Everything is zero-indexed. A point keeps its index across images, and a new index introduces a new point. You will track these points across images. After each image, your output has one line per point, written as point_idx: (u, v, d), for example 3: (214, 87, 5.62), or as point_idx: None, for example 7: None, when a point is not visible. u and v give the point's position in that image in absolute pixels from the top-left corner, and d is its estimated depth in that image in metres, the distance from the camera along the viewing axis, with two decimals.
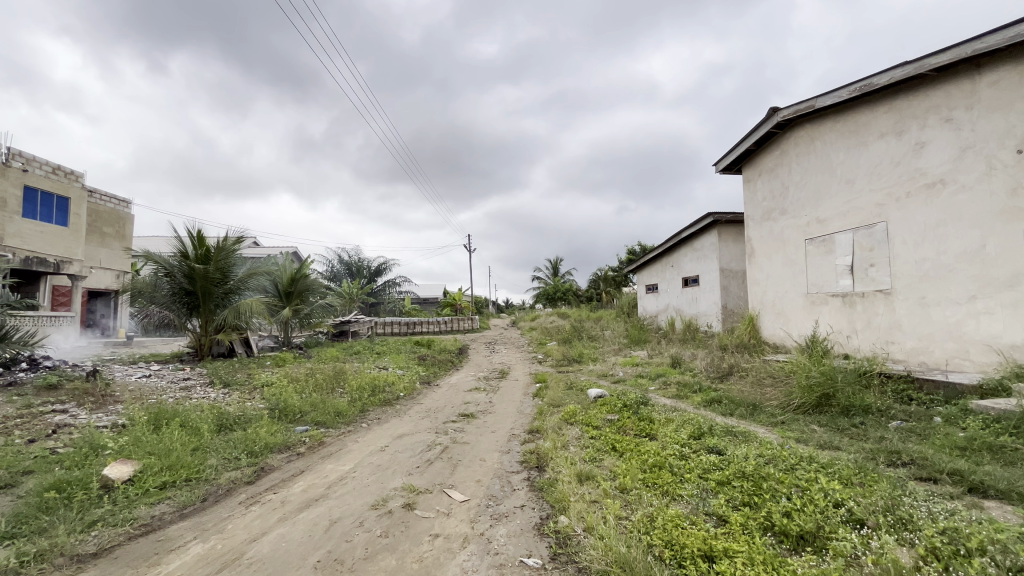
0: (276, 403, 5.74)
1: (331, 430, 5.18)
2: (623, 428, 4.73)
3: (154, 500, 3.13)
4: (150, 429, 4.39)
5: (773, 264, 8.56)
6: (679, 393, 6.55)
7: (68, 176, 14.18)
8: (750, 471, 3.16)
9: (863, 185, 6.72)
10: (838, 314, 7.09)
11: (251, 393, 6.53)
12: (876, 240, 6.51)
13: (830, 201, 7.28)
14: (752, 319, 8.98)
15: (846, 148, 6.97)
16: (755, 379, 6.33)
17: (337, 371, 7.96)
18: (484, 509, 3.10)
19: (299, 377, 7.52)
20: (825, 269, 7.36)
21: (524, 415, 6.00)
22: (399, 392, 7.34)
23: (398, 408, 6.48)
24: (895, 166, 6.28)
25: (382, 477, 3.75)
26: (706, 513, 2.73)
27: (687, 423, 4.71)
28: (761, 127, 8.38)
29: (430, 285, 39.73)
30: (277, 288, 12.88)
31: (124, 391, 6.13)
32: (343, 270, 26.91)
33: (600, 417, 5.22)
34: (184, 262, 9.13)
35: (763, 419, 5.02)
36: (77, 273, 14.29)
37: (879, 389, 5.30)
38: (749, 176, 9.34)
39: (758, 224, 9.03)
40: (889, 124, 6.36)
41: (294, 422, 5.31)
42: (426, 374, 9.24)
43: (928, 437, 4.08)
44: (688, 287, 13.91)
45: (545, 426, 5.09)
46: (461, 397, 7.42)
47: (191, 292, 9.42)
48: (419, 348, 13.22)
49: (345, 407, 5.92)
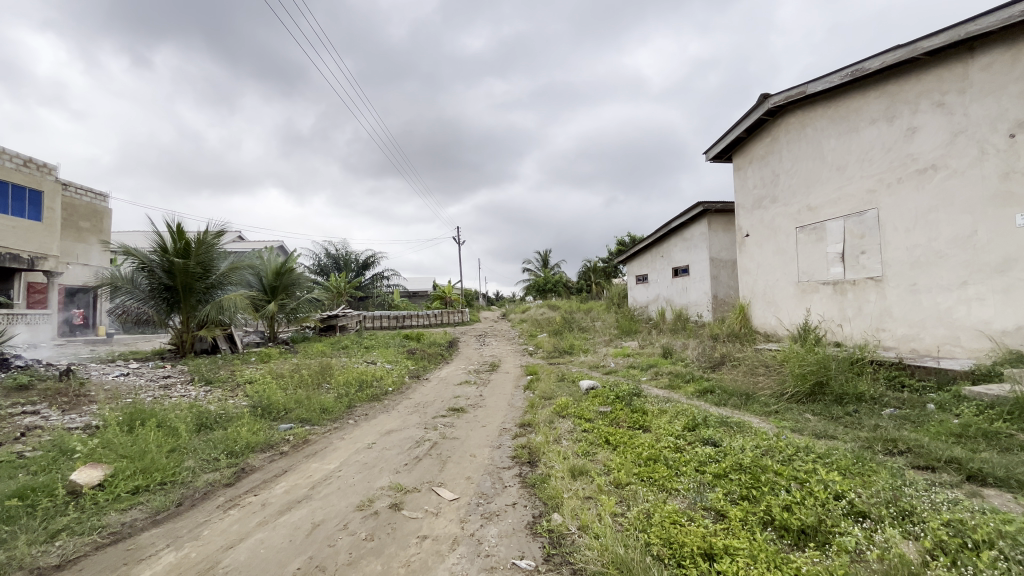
0: (259, 400, 5.56)
1: (317, 428, 5.02)
2: (616, 421, 4.63)
3: (126, 506, 2.97)
4: (124, 430, 4.20)
5: (765, 252, 8.52)
6: (671, 384, 6.50)
7: (40, 169, 13.69)
8: (747, 463, 3.06)
9: (854, 171, 6.67)
10: (829, 301, 7.07)
11: (234, 391, 6.33)
12: (868, 227, 6.48)
13: (822, 188, 7.22)
14: (743, 308, 8.95)
15: (838, 134, 6.90)
16: (748, 368, 6.26)
17: (324, 366, 7.78)
18: (474, 508, 2.99)
19: (284, 373, 7.32)
20: (817, 257, 7.33)
21: (515, 408, 5.89)
22: (388, 387, 7.20)
23: (386, 404, 6.33)
24: (886, 152, 6.22)
25: (369, 475, 3.61)
26: (702, 507, 2.66)
27: (680, 414, 4.63)
28: (752, 114, 8.28)
29: (418, 278, 39.40)
30: (262, 282, 12.62)
31: (100, 390, 5.91)
32: (330, 263, 26.46)
33: (593, 409, 5.14)
34: (163, 256, 8.79)
35: (757, 409, 4.96)
36: (53, 269, 13.88)
37: (871, 376, 5.28)
38: (739, 165, 9.26)
39: (749, 212, 8.98)
40: (881, 110, 6.29)
41: (278, 420, 5.14)
42: (415, 369, 9.10)
43: (923, 425, 4.05)
44: (678, 276, 13.89)
45: (536, 420, 4.99)
46: (451, 391, 7.28)
47: (171, 288, 9.12)
48: (408, 341, 13.07)
49: (331, 403, 5.76)
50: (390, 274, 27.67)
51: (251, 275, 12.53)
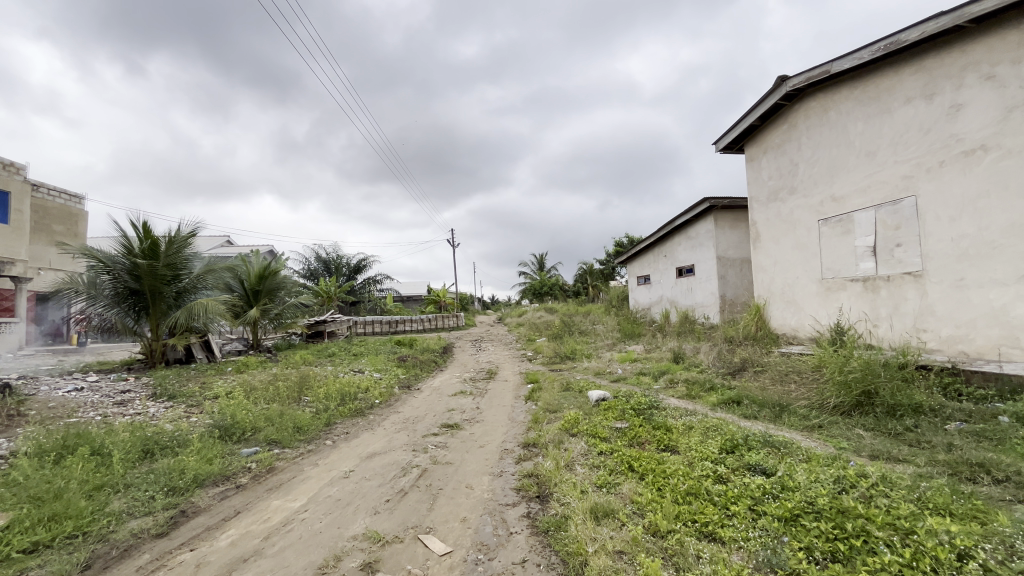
0: (223, 419, 4.83)
1: (288, 452, 4.30)
2: (638, 441, 3.95)
3: (11, 573, 2.25)
4: (45, 463, 3.46)
5: (783, 248, 7.90)
6: (689, 392, 5.83)
7: (7, 168, 12.90)
8: (823, 502, 2.39)
9: (886, 157, 6.07)
10: (859, 300, 6.45)
11: (197, 407, 5.58)
12: (904, 217, 5.87)
13: (848, 176, 6.62)
14: (759, 308, 8.33)
15: (867, 117, 6.30)
16: (776, 374, 5.60)
17: (305, 377, 7.05)
18: (471, 569, 2.28)
19: (258, 385, 6.59)
20: (843, 252, 6.72)
21: (517, 424, 5.20)
22: (374, 400, 6.47)
23: (371, 420, 5.61)
24: (925, 133, 5.62)
25: (340, 519, 2.90)
26: (779, 573, 1.98)
27: (713, 432, 3.96)
28: (768, 98, 7.68)
29: (411, 284, 38.57)
30: (243, 287, 11.87)
31: (41, 409, 5.14)
32: (319, 267, 25.55)
33: (607, 425, 4.45)
34: (128, 257, 8.05)
35: (796, 423, 4.30)
36: (21, 275, 13.02)
37: (923, 384, 4.63)
38: (752, 155, 8.66)
39: (764, 205, 8.37)
40: (918, 87, 5.70)
41: (242, 443, 4.41)
42: (405, 378, 8.37)
43: (1004, 443, 3.41)
44: (683, 277, 13.27)
45: (543, 439, 4.30)
46: (445, 403, 6.56)
47: (138, 292, 8.38)
48: (399, 348, 12.34)
49: (306, 421, 5.05)
50: (382, 278, 26.84)
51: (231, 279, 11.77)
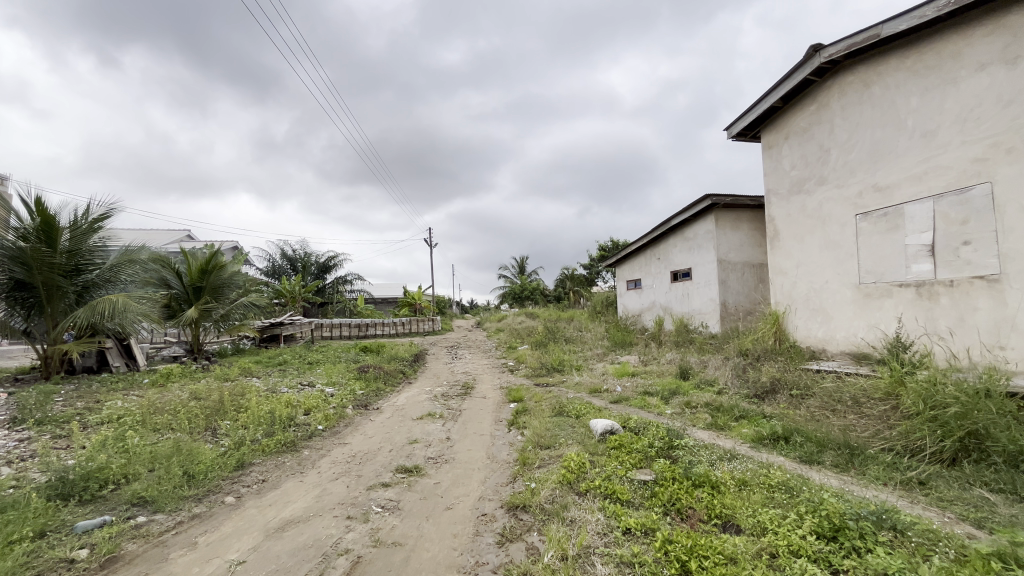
0: (80, 462, 3.37)
1: (162, 519, 2.90)
2: (679, 511, 2.70)
3: None
4: None
5: (808, 247, 6.84)
6: (715, 422, 4.61)
7: None
8: None
9: (949, 137, 5.02)
10: (911, 309, 5.38)
11: (62, 440, 4.08)
12: (973, 210, 4.81)
13: (896, 162, 5.56)
14: (778, 317, 7.26)
15: (924, 90, 5.26)
16: (828, 403, 4.45)
17: (229, 395, 5.56)
18: None
19: (165, 406, 5.11)
20: (888, 252, 5.66)
21: (499, 466, 3.90)
22: (315, 426, 5.08)
23: (305, 456, 4.23)
24: (1004, 106, 4.56)
25: None
26: None
27: (786, 497, 2.73)
28: (797, 73, 6.63)
29: (385, 287, 36.92)
30: (182, 283, 10.13)
31: None
32: (285, 265, 23.68)
33: (626, 477, 3.18)
34: (14, 239, 6.43)
35: (887, 478, 3.12)
36: None
37: None
38: (771, 142, 7.61)
39: (784, 199, 7.32)
40: (995, 50, 4.66)
41: (95, 505, 2.98)
42: (363, 394, 6.97)
43: None
44: (678, 281, 12.18)
45: (537, 500, 3.01)
46: (406, 430, 5.17)
47: (27, 284, 6.72)
48: (363, 355, 10.87)
49: (208, 464, 3.64)
50: (354, 278, 25.16)
51: (168, 273, 10.02)
